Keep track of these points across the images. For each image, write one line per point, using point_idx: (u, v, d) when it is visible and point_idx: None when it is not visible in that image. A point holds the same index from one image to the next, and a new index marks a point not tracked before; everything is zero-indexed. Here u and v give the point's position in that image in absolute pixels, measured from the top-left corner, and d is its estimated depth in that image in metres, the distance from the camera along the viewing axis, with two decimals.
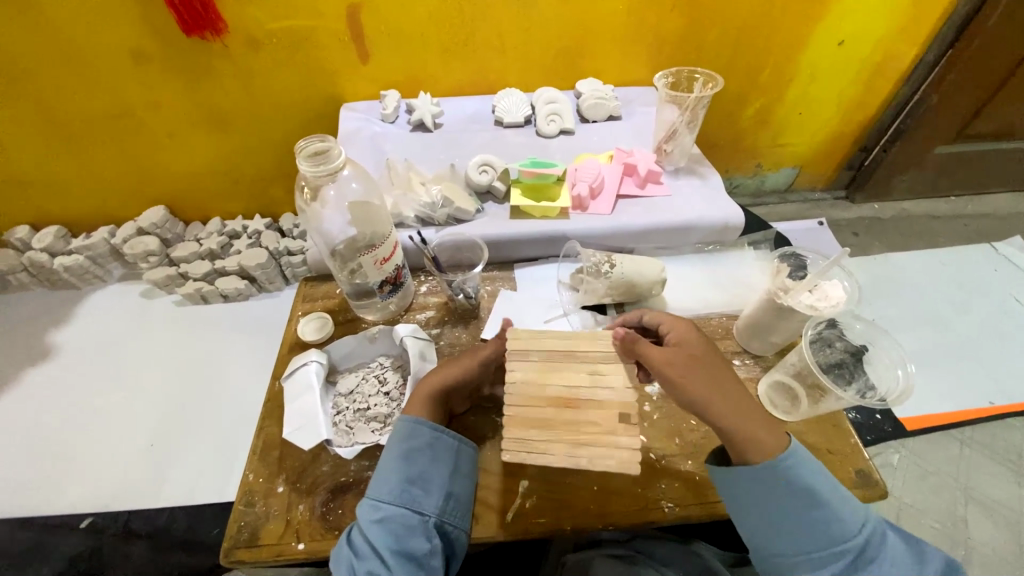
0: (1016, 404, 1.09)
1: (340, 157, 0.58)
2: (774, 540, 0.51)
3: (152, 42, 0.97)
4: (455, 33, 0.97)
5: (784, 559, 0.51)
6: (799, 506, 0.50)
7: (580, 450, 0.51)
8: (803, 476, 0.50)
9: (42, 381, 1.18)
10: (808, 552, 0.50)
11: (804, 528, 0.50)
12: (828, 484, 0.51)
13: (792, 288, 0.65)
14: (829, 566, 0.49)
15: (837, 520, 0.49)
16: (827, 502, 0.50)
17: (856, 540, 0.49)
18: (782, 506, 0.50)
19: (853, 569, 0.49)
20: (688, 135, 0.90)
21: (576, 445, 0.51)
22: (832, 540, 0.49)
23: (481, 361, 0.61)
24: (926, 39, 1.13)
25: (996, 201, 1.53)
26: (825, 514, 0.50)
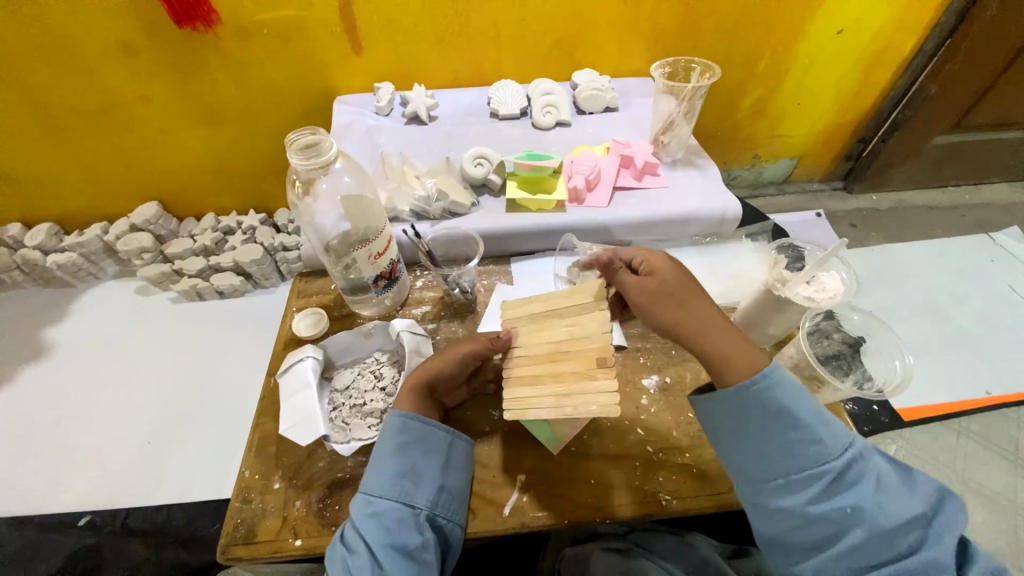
0: (1013, 395, 1.09)
1: (332, 150, 0.57)
2: (754, 465, 0.50)
3: (141, 35, 0.95)
4: (449, 24, 0.95)
5: (761, 484, 0.49)
6: (777, 427, 0.49)
7: (568, 399, 0.52)
8: (780, 397, 0.49)
9: (37, 379, 1.17)
10: (787, 474, 0.48)
11: (783, 450, 0.48)
12: (810, 406, 0.49)
13: (790, 280, 0.64)
14: (808, 488, 0.47)
15: (817, 441, 0.48)
16: (806, 423, 0.48)
17: (837, 462, 0.47)
18: (760, 428, 0.49)
19: (832, 492, 0.47)
20: (685, 126, 0.89)
21: (564, 394, 0.53)
22: (812, 462, 0.47)
23: (462, 345, 0.60)
24: (926, 27, 1.11)
25: (994, 191, 1.52)
26: (804, 435, 0.48)
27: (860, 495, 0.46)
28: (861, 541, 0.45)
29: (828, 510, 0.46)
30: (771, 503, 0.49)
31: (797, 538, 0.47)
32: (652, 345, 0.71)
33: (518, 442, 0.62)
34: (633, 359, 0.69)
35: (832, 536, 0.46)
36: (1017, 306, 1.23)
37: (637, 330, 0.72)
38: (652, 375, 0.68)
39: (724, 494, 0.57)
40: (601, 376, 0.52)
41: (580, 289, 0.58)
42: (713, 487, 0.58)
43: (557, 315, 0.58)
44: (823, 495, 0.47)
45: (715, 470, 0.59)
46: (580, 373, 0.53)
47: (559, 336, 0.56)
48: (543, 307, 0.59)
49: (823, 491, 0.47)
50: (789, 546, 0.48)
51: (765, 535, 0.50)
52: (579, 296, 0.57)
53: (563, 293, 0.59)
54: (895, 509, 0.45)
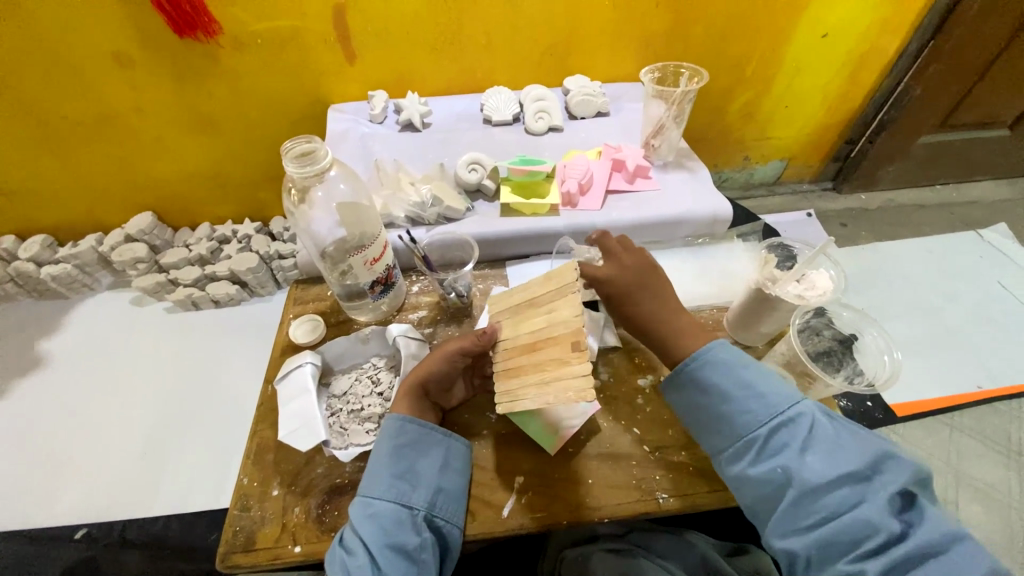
0: (1004, 389, 1.10)
1: (327, 158, 0.58)
2: (703, 438, 0.55)
3: (136, 47, 0.96)
4: (441, 32, 0.97)
5: (714, 455, 0.54)
6: (710, 400, 0.54)
7: (548, 387, 0.53)
8: (707, 372, 0.54)
9: (31, 391, 1.16)
10: (727, 443, 0.52)
11: (718, 421, 0.53)
12: (739, 378, 0.53)
13: (780, 279, 0.66)
14: (743, 455, 0.51)
15: (743, 410, 0.51)
16: (731, 395, 0.52)
17: (763, 427, 0.50)
18: (697, 403, 0.54)
19: (764, 456, 0.50)
20: (675, 129, 0.90)
21: (545, 382, 0.53)
22: (741, 429, 0.51)
23: (448, 347, 0.61)
24: (908, 30, 1.14)
25: (981, 189, 1.55)
26: (733, 405, 0.52)
27: (786, 457, 0.48)
28: (794, 501, 0.47)
29: (759, 473, 0.49)
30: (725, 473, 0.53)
31: (749, 503, 0.51)
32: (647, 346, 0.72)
33: (516, 444, 0.62)
34: (630, 359, 0.70)
35: (772, 498, 0.48)
36: (1006, 301, 1.25)
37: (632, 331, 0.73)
38: (649, 375, 0.68)
39: (719, 492, 0.58)
40: (576, 360, 0.52)
41: (556, 274, 0.58)
42: (709, 484, 0.59)
43: (536, 304, 0.59)
44: (756, 460, 0.50)
45: (711, 468, 0.60)
46: (559, 359, 0.53)
47: (538, 325, 0.57)
48: (523, 297, 0.61)
49: (755, 456, 0.50)
50: (752, 514, 0.51)
51: (744, 508, 0.52)
52: (555, 280, 0.58)
53: (540, 281, 0.60)
54: (822, 468, 0.46)
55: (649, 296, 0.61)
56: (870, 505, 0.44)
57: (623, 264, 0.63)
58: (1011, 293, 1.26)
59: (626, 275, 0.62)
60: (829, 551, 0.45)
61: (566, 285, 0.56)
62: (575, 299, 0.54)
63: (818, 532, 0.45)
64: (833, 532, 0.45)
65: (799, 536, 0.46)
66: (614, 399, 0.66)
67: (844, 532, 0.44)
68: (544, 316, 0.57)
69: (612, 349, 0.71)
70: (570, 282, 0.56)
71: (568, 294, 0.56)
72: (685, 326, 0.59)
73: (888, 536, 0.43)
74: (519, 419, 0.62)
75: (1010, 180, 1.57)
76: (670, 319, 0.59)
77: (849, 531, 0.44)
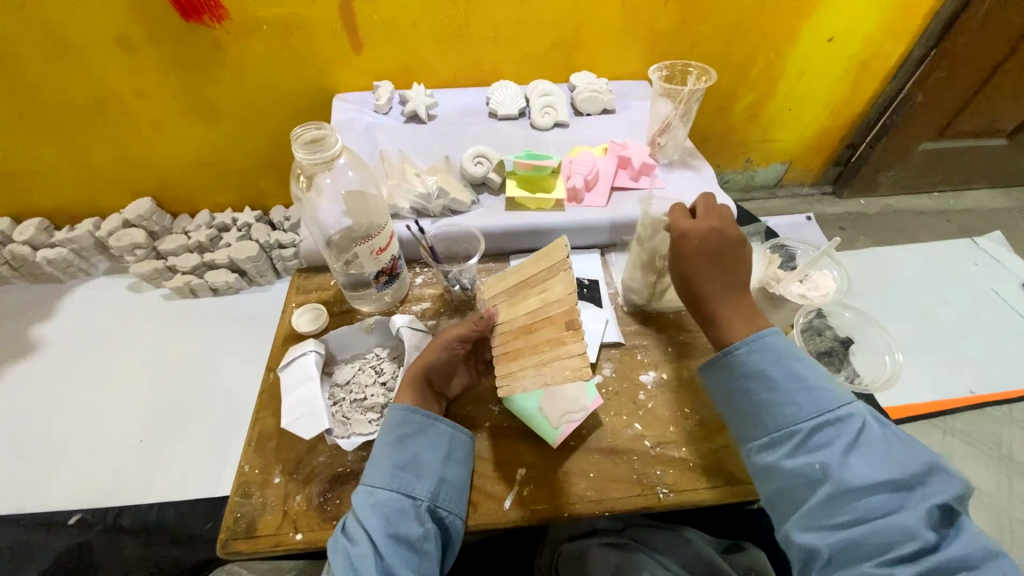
0: (997, 394, 1.12)
1: (336, 145, 0.58)
2: (740, 427, 0.56)
3: (139, 29, 0.94)
4: (448, 24, 0.96)
5: (748, 445, 0.55)
6: (755, 389, 0.55)
7: (546, 368, 0.53)
8: (759, 360, 0.55)
9: (25, 376, 1.15)
10: (765, 433, 0.53)
11: (761, 410, 0.54)
12: (790, 370, 0.53)
13: (784, 279, 0.67)
14: (781, 445, 0.52)
15: (790, 402, 0.52)
16: (779, 385, 0.53)
17: (808, 422, 0.51)
18: (741, 391, 0.55)
19: (803, 450, 0.50)
20: (681, 128, 0.91)
21: (542, 363, 0.53)
22: (784, 420, 0.52)
23: (444, 335, 0.61)
24: (913, 36, 1.15)
25: (978, 197, 1.56)
26: (779, 396, 0.53)
27: (827, 454, 0.49)
28: (827, 498, 0.48)
29: (795, 465, 0.50)
30: (757, 462, 0.54)
31: (777, 495, 0.52)
32: (648, 342, 0.72)
33: (518, 436, 0.62)
34: (632, 355, 0.70)
35: (805, 492, 0.49)
36: (1000, 308, 1.26)
37: (634, 328, 0.74)
38: (650, 372, 0.69)
39: (719, 488, 0.59)
40: (572, 340, 0.52)
41: (547, 254, 0.60)
42: (709, 480, 0.59)
43: (531, 284, 0.60)
44: (794, 452, 0.51)
45: (711, 464, 0.60)
46: (554, 339, 0.54)
47: (533, 306, 0.58)
48: (516, 278, 0.62)
49: (794, 449, 0.51)
50: (777, 507, 0.52)
51: (766, 498, 0.54)
52: (546, 260, 0.60)
53: (531, 262, 0.61)
54: (865, 470, 0.47)
55: (726, 265, 0.60)
56: (907, 512, 0.45)
57: (714, 229, 0.60)
58: (1006, 300, 1.28)
59: (714, 239, 0.60)
60: (855, 551, 0.46)
61: (557, 264, 0.58)
62: (567, 276, 0.56)
63: (847, 532, 0.46)
64: (863, 533, 0.45)
65: (826, 532, 0.47)
66: (615, 395, 0.66)
67: (875, 535, 0.45)
68: (538, 299, 0.58)
69: (614, 344, 0.72)
70: (561, 260, 0.57)
71: (560, 273, 0.57)
72: (745, 303, 0.60)
73: (922, 544, 0.44)
74: (525, 416, 0.63)
75: (1007, 189, 1.58)
76: (734, 296, 0.60)
77: (880, 534, 0.45)
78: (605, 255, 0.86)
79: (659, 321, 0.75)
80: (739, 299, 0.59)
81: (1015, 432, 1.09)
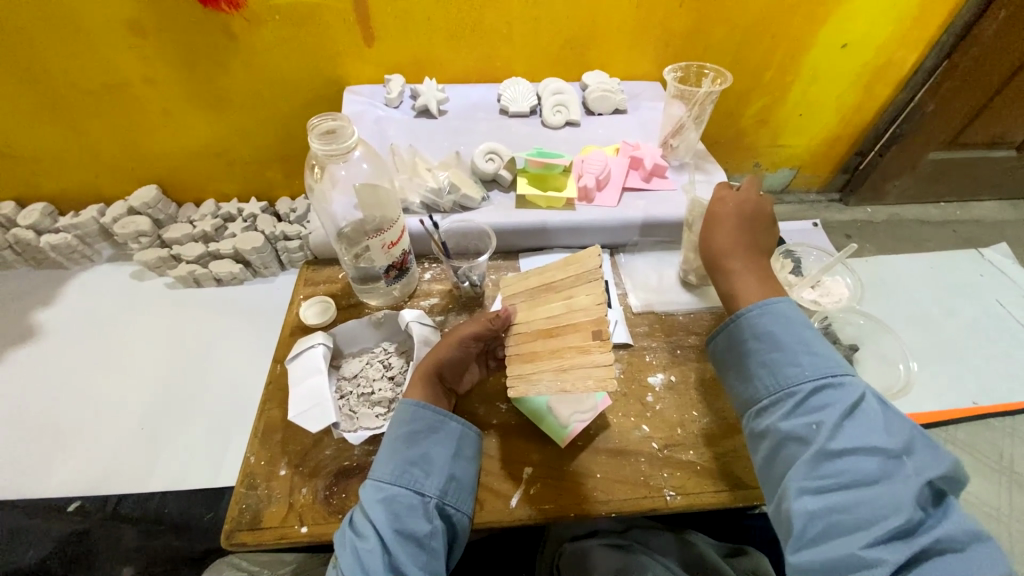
0: (1002, 406, 1.11)
1: (352, 137, 0.58)
2: (742, 391, 0.56)
3: (153, 15, 0.94)
4: (463, 19, 0.96)
5: (748, 408, 0.55)
6: (760, 349, 0.55)
7: (565, 374, 0.53)
8: (767, 321, 0.55)
9: (26, 361, 1.15)
10: (763, 395, 0.54)
11: (763, 371, 0.54)
12: (796, 334, 0.54)
13: (797, 284, 0.74)
14: (779, 406, 0.52)
15: (793, 362, 0.53)
16: (785, 348, 0.54)
17: (808, 383, 0.51)
18: (749, 351, 0.56)
19: (801, 411, 0.50)
20: (694, 130, 0.90)
21: (562, 369, 0.54)
22: (786, 380, 0.52)
23: (466, 330, 0.60)
24: (926, 46, 1.15)
25: (984, 209, 1.56)
26: (783, 357, 0.53)
27: (823, 415, 0.49)
28: (822, 456, 0.47)
29: (791, 425, 0.50)
30: (753, 426, 0.54)
31: (768, 459, 0.51)
32: (655, 344, 0.72)
33: (526, 435, 0.62)
34: (641, 358, 0.70)
35: (795, 452, 0.49)
36: (1007, 321, 1.25)
37: (643, 330, 0.74)
38: (658, 374, 0.68)
39: (727, 492, 0.58)
40: (597, 349, 0.53)
41: (575, 260, 0.60)
42: (716, 484, 0.59)
43: (554, 288, 0.60)
44: (791, 413, 0.51)
45: (719, 468, 0.60)
46: (578, 347, 0.54)
47: (555, 311, 0.58)
48: (539, 281, 0.61)
49: (791, 409, 0.51)
50: (765, 471, 0.52)
51: (758, 463, 0.53)
52: (574, 266, 0.59)
53: (559, 265, 0.61)
54: (860, 434, 0.47)
55: (748, 232, 0.63)
56: (899, 484, 0.45)
57: (750, 200, 0.64)
58: (1011, 313, 1.27)
59: (747, 206, 0.64)
60: (840, 517, 0.45)
61: (585, 272, 0.58)
62: (596, 285, 0.56)
63: (837, 496, 0.45)
64: (853, 498, 0.45)
65: (817, 496, 0.46)
66: (623, 396, 0.66)
67: (865, 501, 0.44)
68: (560, 304, 0.58)
69: (623, 346, 0.72)
70: (592, 268, 0.57)
71: (587, 281, 0.57)
72: (763, 275, 0.60)
73: (911, 517, 0.43)
74: (531, 411, 0.63)
75: (1013, 201, 1.58)
76: (753, 258, 0.61)
77: (869, 501, 0.44)
78: (614, 255, 0.86)
79: (668, 324, 0.74)
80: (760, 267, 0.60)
81: (1015, 444, 1.10)
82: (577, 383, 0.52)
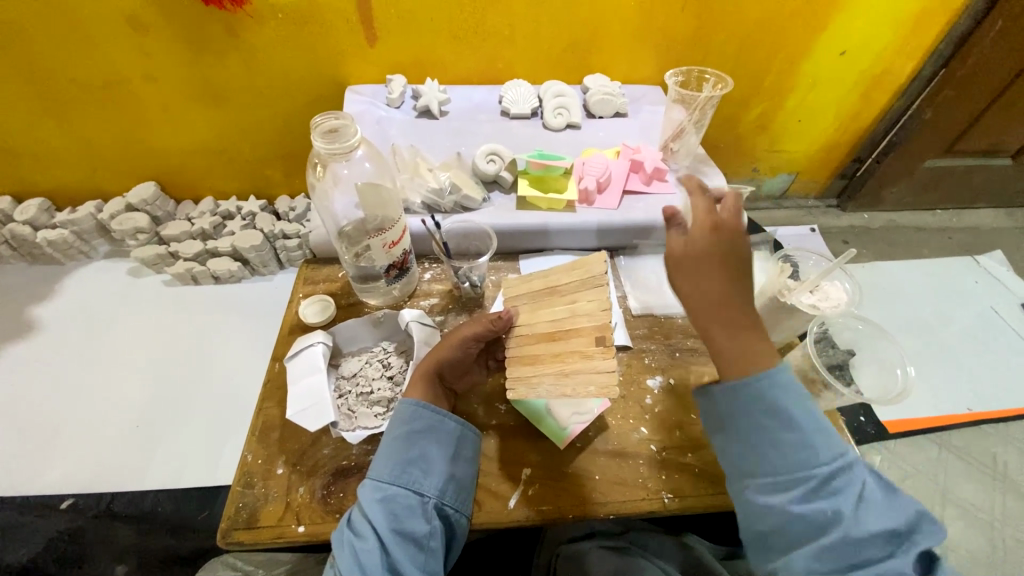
0: (994, 411, 1.13)
1: (355, 136, 0.58)
2: (742, 461, 0.51)
3: (155, 12, 0.94)
4: (465, 21, 0.96)
5: (747, 480, 0.50)
6: (775, 425, 0.49)
7: (568, 378, 0.54)
8: (785, 396, 0.49)
9: (21, 357, 1.14)
10: (770, 471, 0.49)
11: (773, 449, 0.49)
12: (809, 408, 0.49)
13: (794, 289, 0.71)
14: (790, 489, 0.48)
15: (810, 444, 0.48)
16: (801, 427, 0.48)
17: (826, 467, 0.47)
18: (760, 424, 0.49)
19: (815, 496, 0.47)
20: (694, 135, 0.91)
21: (563, 373, 0.54)
22: (802, 464, 0.48)
23: (463, 333, 0.59)
24: (923, 54, 1.16)
25: (979, 216, 1.58)
26: (799, 436, 0.48)
27: (840, 502, 0.46)
28: (836, 544, 0.45)
29: (805, 512, 0.47)
30: (753, 500, 0.50)
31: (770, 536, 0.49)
32: (654, 347, 0.72)
33: (525, 436, 0.62)
34: (640, 359, 0.71)
35: (804, 536, 0.47)
36: (1002, 328, 1.26)
37: (642, 332, 0.74)
38: (657, 376, 0.69)
39: (725, 495, 0.58)
40: (600, 355, 0.53)
41: (579, 264, 0.60)
42: (714, 488, 0.59)
43: (557, 292, 0.60)
44: (805, 498, 0.47)
45: (717, 472, 0.60)
46: (581, 351, 0.54)
47: (558, 314, 0.58)
48: (541, 283, 0.61)
49: (806, 493, 0.47)
50: (761, 542, 0.50)
51: (751, 531, 0.50)
52: (579, 271, 0.59)
53: (562, 269, 0.61)
54: (872, 519, 0.46)
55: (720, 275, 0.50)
56: None
57: (731, 221, 0.50)
58: (1005, 320, 1.28)
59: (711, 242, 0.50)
60: None
61: (591, 277, 0.58)
62: (602, 291, 0.57)
63: None
64: None
65: None
66: (622, 398, 0.66)
67: None
68: (563, 307, 0.58)
69: (622, 348, 0.72)
70: (597, 273, 0.58)
71: (592, 286, 0.58)
72: (746, 327, 0.50)
73: None
74: (530, 411, 0.63)
75: (1008, 210, 1.59)
76: (731, 309, 0.49)
77: None
78: (614, 258, 0.86)
79: (667, 327, 0.74)
80: (745, 313, 0.49)
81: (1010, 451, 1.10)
82: (579, 387, 0.52)
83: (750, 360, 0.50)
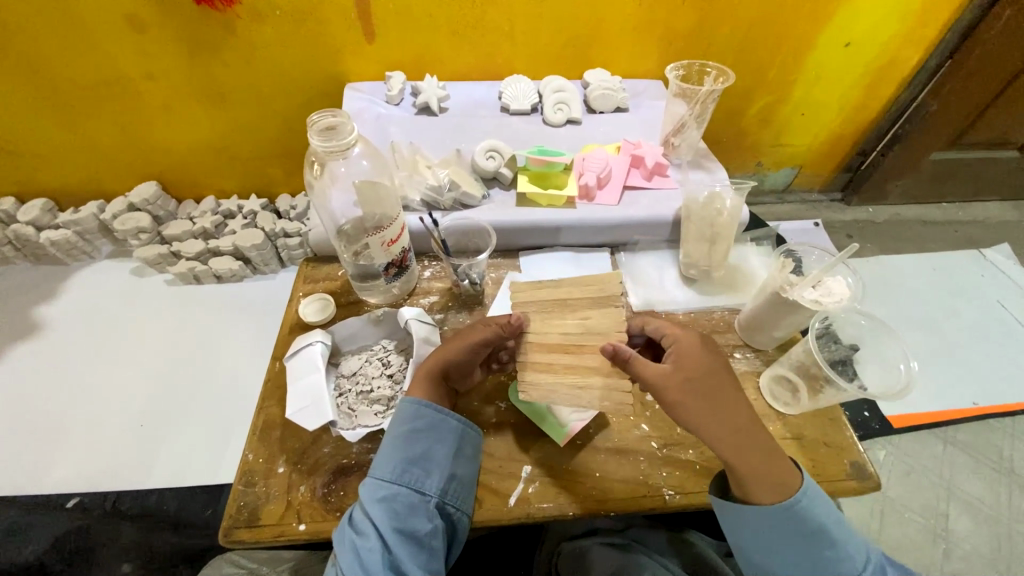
0: (1000, 406, 1.12)
1: (351, 133, 0.57)
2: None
3: (154, 11, 0.94)
4: (463, 17, 0.95)
5: None
6: (815, 545, 0.50)
7: (581, 391, 0.55)
8: (821, 514, 0.50)
9: (27, 357, 1.15)
10: None
11: (813, 566, 0.50)
12: (838, 520, 0.51)
13: (796, 283, 0.67)
14: None
15: (847, 558, 0.50)
16: (837, 543, 0.50)
17: None
18: (799, 543, 0.50)
19: None
20: (695, 129, 0.90)
21: (578, 387, 0.56)
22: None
23: (466, 337, 0.59)
24: (929, 46, 1.14)
25: (986, 209, 1.56)
26: (836, 551, 0.50)
27: None
28: None
29: None
30: None
31: None
32: None
33: (526, 433, 0.62)
34: None
35: None
36: (1009, 323, 1.25)
37: None
38: None
39: None
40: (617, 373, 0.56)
41: (595, 281, 0.61)
42: None
43: (568, 304, 0.59)
44: None
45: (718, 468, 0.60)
46: (596, 368, 0.56)
47: (571, 329, 0.58)
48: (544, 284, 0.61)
49: None
50: None
51: None
52: (593, 288, 0.60)
53: (577, 284, 0.61)
54: None
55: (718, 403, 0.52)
56: None
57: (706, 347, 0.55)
58: (1012, 314, 1.27)
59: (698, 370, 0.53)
60: None
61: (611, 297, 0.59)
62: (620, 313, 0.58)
63: None
64: None
65: None
66: None
67: None
68: (576, 321, 0.58)
69: None
70: (615, 294, 0.59)
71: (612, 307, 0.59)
72: (763, 451, 0.51)
73: None
74: (529, 408, 0.63)
75: (1016, 202, 1.57)
76: (743, 433, 0.51)
77: None
78: (615, 254, 0.86)
79: None
80: (756, 438, 0.51)
81: None
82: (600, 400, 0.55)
83: (777, 482, 0.50)
